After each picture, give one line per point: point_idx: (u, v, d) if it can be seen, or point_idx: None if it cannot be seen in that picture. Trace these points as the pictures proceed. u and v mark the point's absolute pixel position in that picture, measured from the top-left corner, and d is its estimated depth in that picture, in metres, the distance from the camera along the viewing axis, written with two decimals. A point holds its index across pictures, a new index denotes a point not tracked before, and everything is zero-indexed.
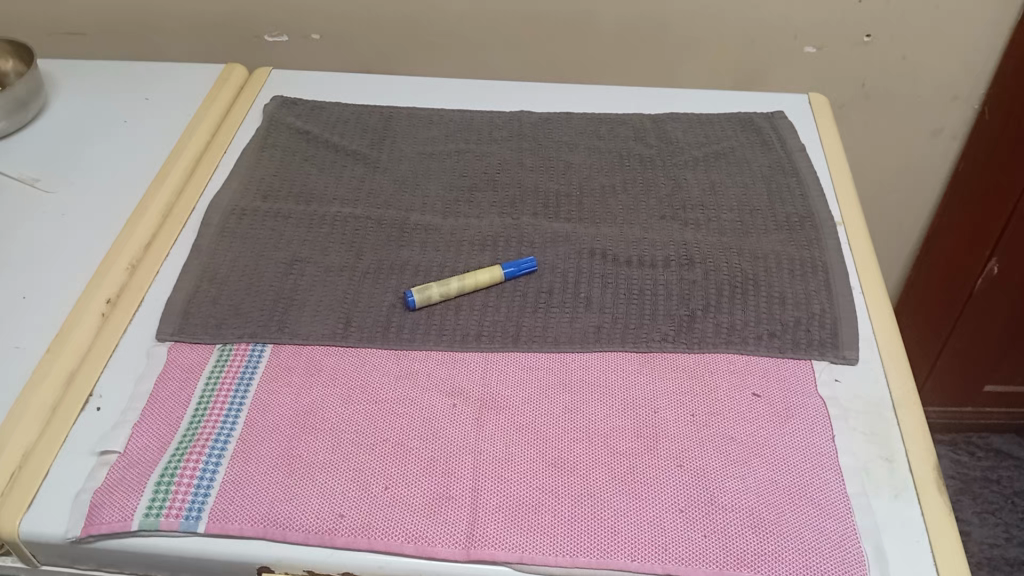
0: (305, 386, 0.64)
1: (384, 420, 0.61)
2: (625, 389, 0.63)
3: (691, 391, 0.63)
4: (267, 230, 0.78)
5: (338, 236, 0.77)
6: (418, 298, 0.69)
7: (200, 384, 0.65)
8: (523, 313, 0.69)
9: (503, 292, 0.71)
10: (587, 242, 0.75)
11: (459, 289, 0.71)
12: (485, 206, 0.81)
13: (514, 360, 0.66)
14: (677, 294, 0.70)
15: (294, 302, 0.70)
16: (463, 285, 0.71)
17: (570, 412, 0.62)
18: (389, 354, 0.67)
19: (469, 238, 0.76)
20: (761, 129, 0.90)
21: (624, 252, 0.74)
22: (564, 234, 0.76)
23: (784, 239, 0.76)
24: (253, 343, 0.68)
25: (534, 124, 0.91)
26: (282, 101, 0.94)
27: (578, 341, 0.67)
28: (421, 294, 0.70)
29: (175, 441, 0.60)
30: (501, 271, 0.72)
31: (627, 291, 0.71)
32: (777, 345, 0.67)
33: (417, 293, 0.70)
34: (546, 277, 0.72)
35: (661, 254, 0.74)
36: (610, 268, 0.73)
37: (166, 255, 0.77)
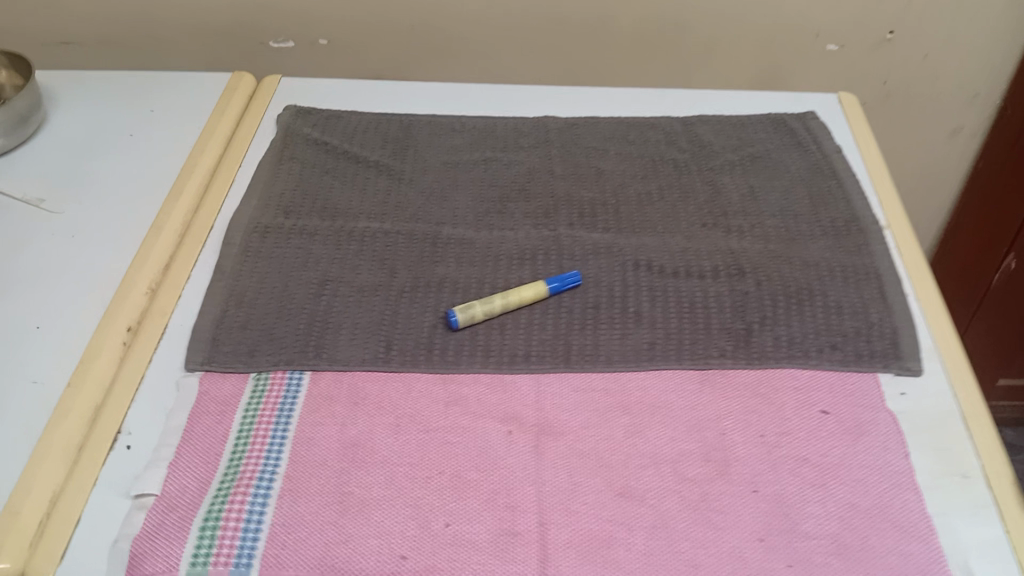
0: (350, 417, 0.60)
1: (438, 452, 0.58)
2: (688, 410, 0.60)
3: (756, 409, 0.60)
4: (293, 248, 0.74)
5: (369, 254, 0.73)
6: (461, 318, 0.66)
7: (237, 416, 0.61)
8: (571, 331, 0.66)
9: (548, 309, 0.68)
10: (630, 254, 0.72)
11: (504, 306, 0.67)
12: (519, 217, 0.77)
13: (567, 382, 0.63)
14: (730, 307, 0.67)
15: (329, 324, 0.67)
16: (508, 302, 0.67)
17: (633, 437, 0.59)
18: (436, 379, 0.63)
19: (506, 252, 0.73)
20: (795, 131, 0.87)
21: (670, 263, 0.71)
22: (604, 245, 0.73)
23: (833, 245, 0.74)
24: (290, 370, 0.64)
25: (561, 130, 0.88)
26: (296, 110, 0.90)
27: (633, 359, 0.64)
28: (464, 314, 0.66)
29: (216, 481, 0.57)
30: (546, 286, 0.68)
31: (676, 304, 0.68)
32: (838, 357, 0.64)
33: (459, 313, 0.66)
34: (590, 291, 0.69)
35: (708, 265, 0.71)
36: (657, 281, 0.69)
37: (188, 278, 0.73)
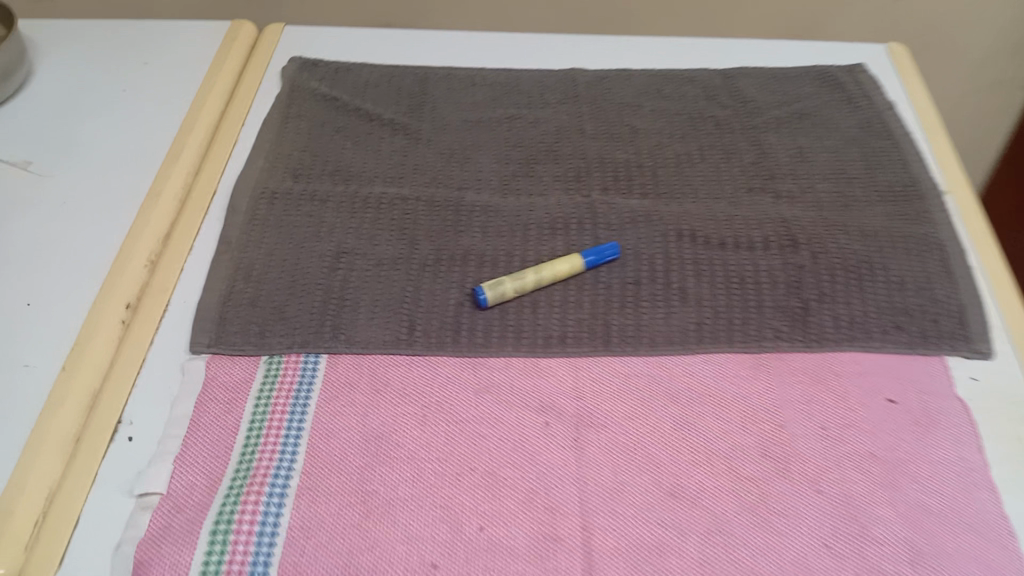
0: (372, 406, 0.55)
1: (469, 445, 0.53)
2: (742, 399, 0.55)
3: (817, 399, 0.55)
4: (304, 215, 0.68)
5: (386, 223, 0.67)
6: (490, 295, 0.60)
7: (249, 405, 0.56)
8: (610, 310, 0.61)
9: (584, 285, 0.62)
10: (671, 222, 0.66)
11: (536, 283, 0.62)
12: (548, 181, 0.71)
13: (608, 367, 0.58)
14: (783, 284, 0.62)
15: (346, 302, 0.61)
16: (541, 278, 0.62)
17: (683, 430, 0.54)
18: (464, 363, 0.58)
19: (536, 221, 0.67)
20: (844, 84, 0.80)
21: (716, 233, 0.66)
22: (642, 213, 0.67)
23: (891, 213, 0.68)
24: (305, 354, 0.59)
25: (590, 83, 0.81)
26: (301, 62, 0.83)
27: (680, 342, 0.59)
28: (493, 291, 0.60)
29: (227, 478, 0.52)
30: (582, 261, 0.63)
31: (725, 281, 0.62)
32: (903, 339, 0.59)
33: (488, 290, 0.60)
34: (630, 265, 0.63)
35: (756, 237, 0.65)
36: (702, 255, 0.64)
37: (189, 250, 0.67)
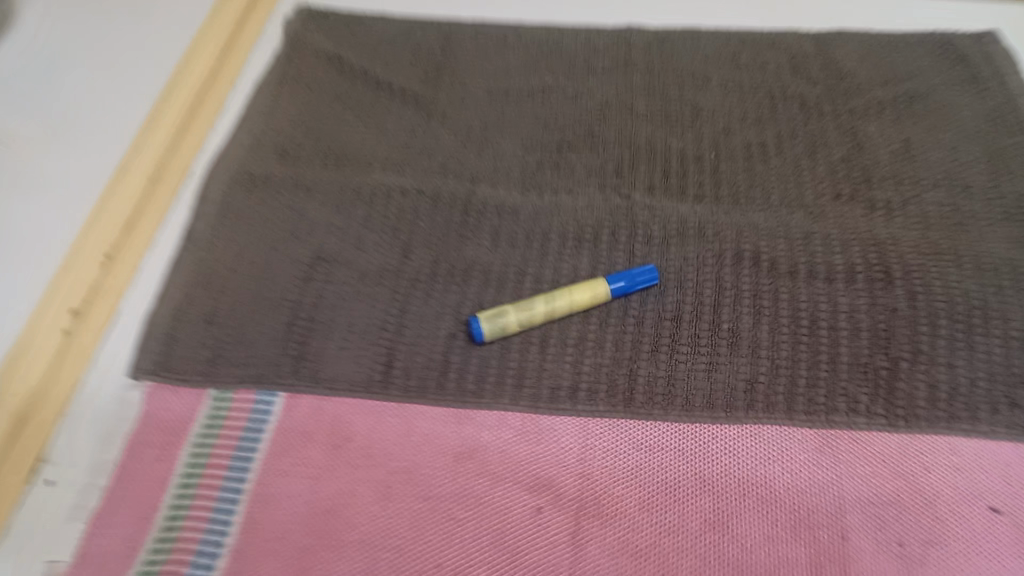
0: (328, 469, 0.45)
1: (436, 532, 0.43)
2: (797, 494, 0.43)
3: (895, 502, 0.43)
4: (282, 207, 0.56)
5: (378, 222, 0.55)
6: (488, 330, 0.48)
7: (184, 456, 0.46)
8: (638, 356, 0.48)
9: (608, 319, 0.50)
10: (730, 239, 0.53)
11: (548, 314, 0.49)
12: (581, 174, 0.58)
13: (626, 435, 0.46)
14: (866, 333, 0.48)
15: (315, 324, 0.50)
16: (554, 309, 0.49)
17: (714, 532, 0.42)
18: (447, 416, 0.47)
19: (560, 226, 0.54)
20: (970, 57, 0.63)
21: (787, 256, 0.51)
22: (693, 223, 0.54)
23: (1019, 237, 0.52)
24: (259, 391, 0.48)
25: (647, 47, 0.67)
26: (309, 12, 0.71)
27: (722, 408, 0.46)
28: (493, 324, 0.48)
29: (144, 554, 0.43)
30: (607, 289, 0.49)
31: (791, 324, 0.49)
32: (1020, 421, 0.45)
33: (486, 323, 0.48)
34: (670, 295, 0.50)
35: (840, 266, 0.51)
36: (764, 287, 0.50)
37: (152, 243, 0.57)
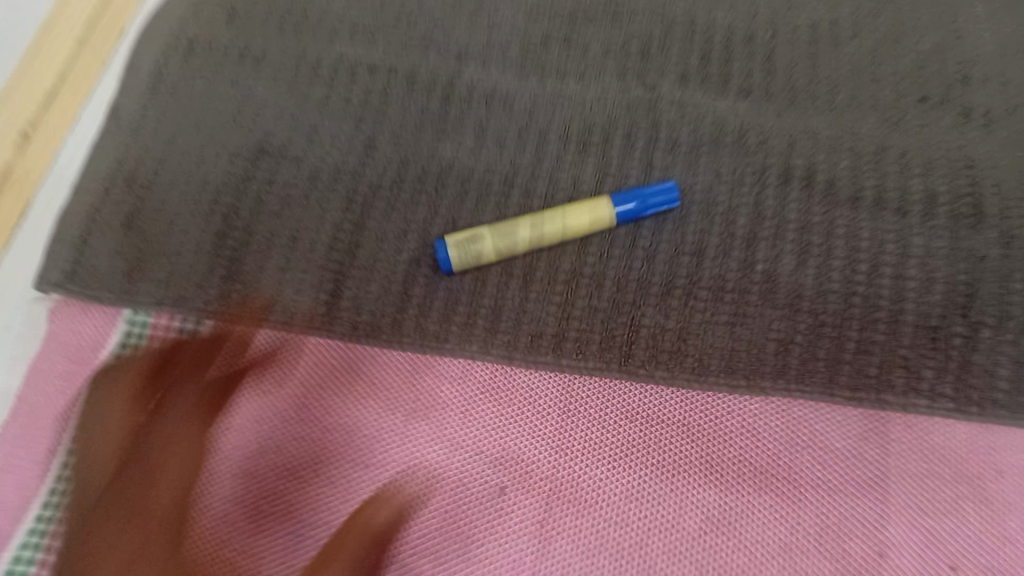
0: (253, 421, 0.37)
1: (375, 510, 0.35)
2: (827, 493, 0.34)
3: (953, 512, 0.34)
4: (226, 81, 0.46)
5: (341, 110, 0.45)
6: (456, 259, 0.39)
7: (87, 392, 0.38)
8: (644, 302, 0.39)
9: (612, 249, 0.40)
10: (778, 151, 0.42)
11: (532, 242, 0.40)
12: (596, 54, 0.46)
13: (618, 401, 0.37)
14: (942, 284, 0.38)
15: (250, 237, 0.41)
16: (542, 235, 0.40)
17: (718, 534, 0.34)
18: (402, 363, 0.38)
19: (562, 124, 0.43)
20: None
21: (848, 180, 0.41)
22: (732, 127, 0.43)
23: None
24: (179, 314, 0.40)
25: None
26: None
27: (744, 374, 0.37)
28: (463, 252, 0.39)
29: (35, 509, 0.36)
30: (611, 214, 0.40)
31: (845, 270, 0.39)
32: None
33: (455, 250, 0.39)
34: (691, 223, 0.40)
35: (918, 195, 0.40)
36: (815, 220, 0.40)
37: (72, 125, 0.48)
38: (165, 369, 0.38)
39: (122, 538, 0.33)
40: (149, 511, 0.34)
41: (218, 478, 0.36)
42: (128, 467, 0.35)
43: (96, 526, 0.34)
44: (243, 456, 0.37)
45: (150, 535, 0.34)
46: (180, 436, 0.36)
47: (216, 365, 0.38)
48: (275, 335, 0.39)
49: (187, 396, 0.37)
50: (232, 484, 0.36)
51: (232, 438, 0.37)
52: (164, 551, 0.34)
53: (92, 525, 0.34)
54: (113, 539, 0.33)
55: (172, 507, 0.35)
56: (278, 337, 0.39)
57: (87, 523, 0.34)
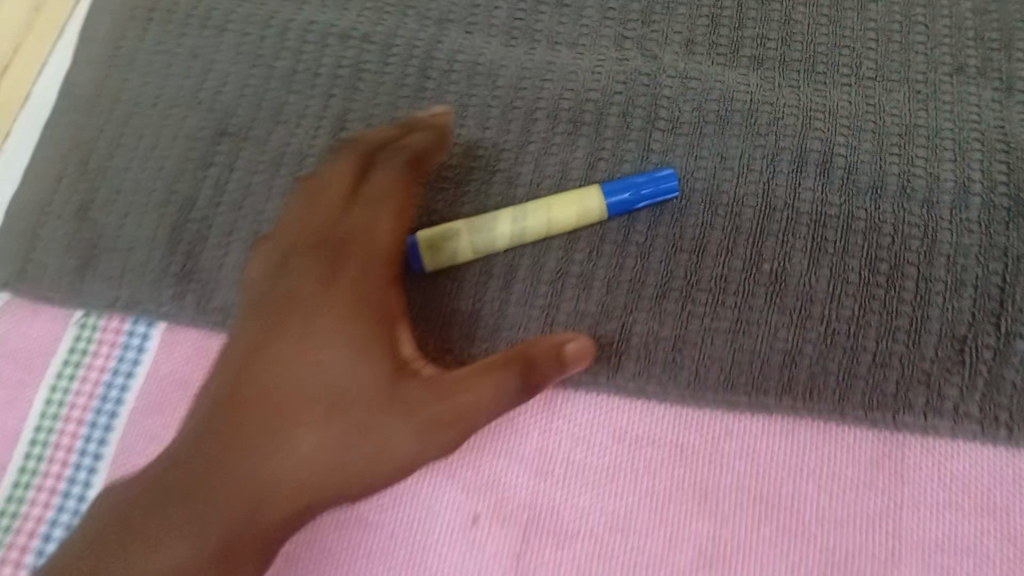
0: None
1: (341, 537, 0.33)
2: (831, 527, 0.32)
3: (972, 549, 0.31)
4: (185, 52, 0.42)
5: (308, 85, 0.40)
6: (428, 259, 0.35)
7: (38, 401, 0.37)
8: (636, 306, 0.35)
9: (603, 246, 0.36)
10: (793, 132, 0.37)
11: (513, 238, 0.36)
12: (593, 15, 0.41)
13: (605, 419, 0.34)
14: (973, 287, 0.34)
15: (207, 233, 0.38)
16: (523, 231, 0.36)
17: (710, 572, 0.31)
18: None
19: (551, 99, 0.39)
20: None
21: (871, 166, 0.36)
22: (741, 103, 0.38)
23: None
24: (133, 318, 0.37)
25: None
26: None
27: (745, 391, 0.33)
28: (436, 252, 0.35)
29: None
30: (601, 208, 0.36)
31: (863, 271, 0.34)
32: None
33: (427, 250, 0.35)
34: (692, 215, 0.36)
35: (949, 185, 0.36)
36: (831, 213, 0.35)
37: (24, 101, 0.43)
38: (275, 233, 0.33)
39: (303, 442, 0.29)
40: (297, 402, 0.29)
41: (336, 326, 0.30)
42: (257, 372, 0.29)
43: (266, 452, 0.29)
44: (374, 285, 0.31)
45: (303, 424, 0.29)
46: (317, 307, 0.30)
47: (345, 190, 0.33)
48: (400, 175, 0.33)
49: (301, 234, 0.32)
50: (366, 331, 0.30)
51: (347, 260, 0.31)
52: (332, 430, 0.29)
53: (218, 458, 0.29)
54: (270, 442, 0.29)
55: (334, 390, 0.29)
56: (405, 173, 0.33)
57: (222, 425, 0.29)
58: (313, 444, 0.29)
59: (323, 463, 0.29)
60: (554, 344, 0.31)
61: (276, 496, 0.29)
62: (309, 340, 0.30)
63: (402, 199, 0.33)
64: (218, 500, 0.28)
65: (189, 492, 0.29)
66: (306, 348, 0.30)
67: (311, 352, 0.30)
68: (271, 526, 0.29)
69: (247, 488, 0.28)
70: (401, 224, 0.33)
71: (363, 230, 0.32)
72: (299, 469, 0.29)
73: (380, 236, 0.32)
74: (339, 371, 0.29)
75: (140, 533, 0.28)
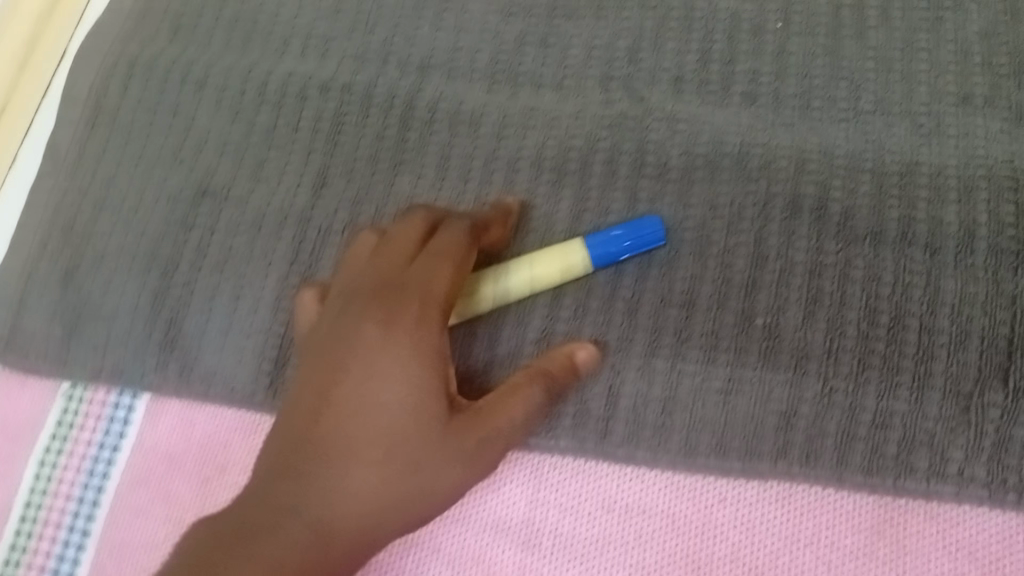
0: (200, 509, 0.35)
1: None
2: None
3: None
4: (167, 109, 0.41)
5: (289, 140, 0.40)
6: None
7: (27, 475, 0.37)
8: (624, 366, 0.34)
9: (588, 302, 0.35)
10: (786, 175, 0.35)
11: (496, 298, 0.34)
12: (577, 55, 0.39)
13: (593, 488, 0.33)
14: (979, 339, 0.32)
15: (190, 298, 0.37)
16: (504, 286, 0.34)
17: None
18: None
19: (534, 147, 0.38)
20: None
21: (869, 210, 0.34)
22: (732, 146, 0.36)
23: None
24: (117, 390, 0.37)
25: None
26: None
27: (738, 456, 0.32)
28: None
29: None
30: (585, 260, 0.34)
31: (862, 323, 0.33)
32: None
33: None
34: (681, 267, 0.35)
35: (952, 228, 0.34)
36: (828, 262, 0.34)
37: (14, 165, 0.43)
38: (332, 285, 0.33)
39: (361, 480, 0.29)
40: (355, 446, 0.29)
41: (393, 368, 0.30)
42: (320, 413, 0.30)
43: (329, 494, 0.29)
44: (435, 330, 0.31)
45: (363, 461, 0.29)
46: (373, 348, 0.30)
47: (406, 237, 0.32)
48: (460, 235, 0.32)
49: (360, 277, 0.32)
50: (423, 372, 0.30)
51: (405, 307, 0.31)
52: (388, 467, 0.29)
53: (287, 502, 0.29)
54: (330, 482, 0.29)
55: (392, 428, 0.29)
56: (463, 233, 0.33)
57: (281, 464, 0.29)
58: (372, 482, 0.29)
59: (380, 500, 0.29)
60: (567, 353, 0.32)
61: (335, 535, 0.29)
62: (366, 381, 0.30)
63: (461, 255, 0.32)
64: (279, 541, 0.28)
65: (256, 534, 0.28)
66: (362, 390, 0.30)
67: (368, 396, 0.30)
68: (333, 568, 0.29)
69: (311, 526, 0.28)
70: (459, 279, 0.32)
71: (422, 278, 0.31)
72: (355, 507, 0.29)
73: (439, 287, 0.31)
74: (396, 411, 0.29)
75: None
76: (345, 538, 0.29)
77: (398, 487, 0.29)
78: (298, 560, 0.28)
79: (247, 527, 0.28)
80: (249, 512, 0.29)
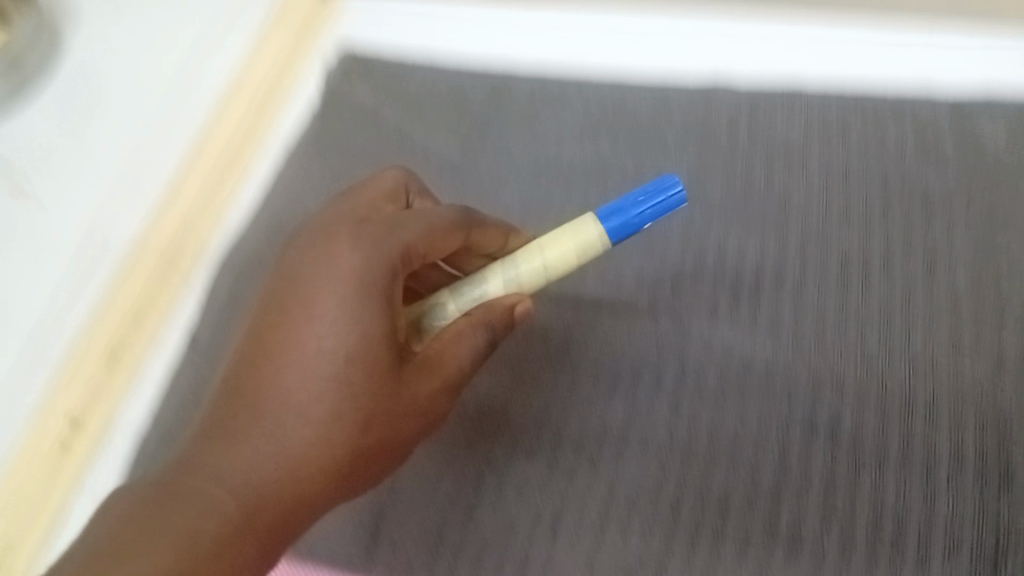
0: None
1: None
2: None
3: None
4: None
5: None
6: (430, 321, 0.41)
7: None
8: (670, 561, 0.40)
9: (639, 502, 0.41)
10: (804, 403, 0.43)
11: (505, 285, 0.40)
12: (629, 287, 0.48)
13: None
14: (968, 555, 0.38)
15: None
16: (519, 279, 0.40)
17: None
18: None
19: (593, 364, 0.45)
20: None
21: (875, 437, 0.41)
22: (758, 373, 0.44)
23: None
24: None
25: (739, 101, 0.52)
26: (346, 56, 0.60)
27: None
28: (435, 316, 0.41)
29: None
30: (599, 232, 0.39)
31: (869, 535, 0.39)
32: None
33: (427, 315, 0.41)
34: (718, 477, 0.41)
35: (945, 457, 0.40)
36: (841, 480, 0.41)
37: (158, 347, 0.52)
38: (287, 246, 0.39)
39: (293, 435, 0.35)
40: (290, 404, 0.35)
41: (338, 322, 0.35)
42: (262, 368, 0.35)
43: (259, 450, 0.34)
44: (386, 278, 0.36)
45: (300, 420, 0.35)
46: (319, 297, 0.36)
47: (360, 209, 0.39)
48: (444, 210, 0.39)
49: (320, 230, 0.38)
50: (365, 321, 0.35)
51: (359, 257, 0.36)
52: (323, 426, 0.35)
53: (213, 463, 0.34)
54: (261, 444, 0.34)
55: (325, 383, 0.35)
56: (449, 211, 0.39)
57: (215, 435, 0.35)
58: (305, 440, 0.35)
59: (311, 452, 0.35)
60: (505, 304, 0.39)
61: (263, 490, 0.34)
62: (305, 332, 0.35)
63: (441, 225, 0.38)
64: (203, 503, 0.33)
65: (188, 498, 0.33)
66: (297, 347, 0.35)
67: (307, 345, 0.35)
68: (267, 523, 0.34)
69: (235, 488, 0.34)
70: (432, 239, 0.38)
71: (384, 229, 0.37)
72: (287, 462, 0.35)
73: (405, 239, 0.37)
74: (331, 364, 0.35)
75: (142, 534, 0.32)
76: (274, 504, 0.34)
77: (335, 442, 0.35)
78: (222, 520, 0.33)
79: (175, 491, 0.33)
80: (179, 481, 0.34)
